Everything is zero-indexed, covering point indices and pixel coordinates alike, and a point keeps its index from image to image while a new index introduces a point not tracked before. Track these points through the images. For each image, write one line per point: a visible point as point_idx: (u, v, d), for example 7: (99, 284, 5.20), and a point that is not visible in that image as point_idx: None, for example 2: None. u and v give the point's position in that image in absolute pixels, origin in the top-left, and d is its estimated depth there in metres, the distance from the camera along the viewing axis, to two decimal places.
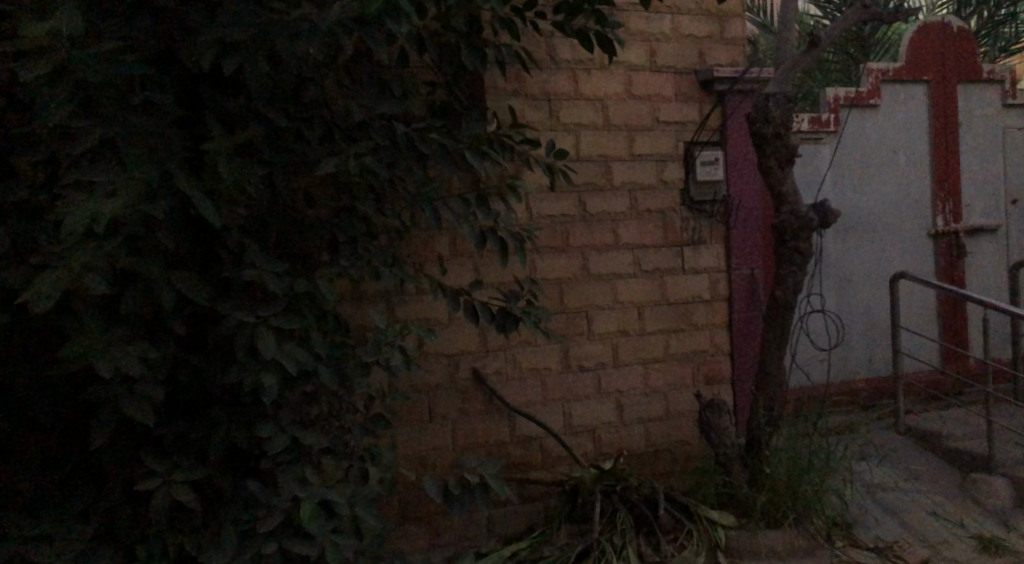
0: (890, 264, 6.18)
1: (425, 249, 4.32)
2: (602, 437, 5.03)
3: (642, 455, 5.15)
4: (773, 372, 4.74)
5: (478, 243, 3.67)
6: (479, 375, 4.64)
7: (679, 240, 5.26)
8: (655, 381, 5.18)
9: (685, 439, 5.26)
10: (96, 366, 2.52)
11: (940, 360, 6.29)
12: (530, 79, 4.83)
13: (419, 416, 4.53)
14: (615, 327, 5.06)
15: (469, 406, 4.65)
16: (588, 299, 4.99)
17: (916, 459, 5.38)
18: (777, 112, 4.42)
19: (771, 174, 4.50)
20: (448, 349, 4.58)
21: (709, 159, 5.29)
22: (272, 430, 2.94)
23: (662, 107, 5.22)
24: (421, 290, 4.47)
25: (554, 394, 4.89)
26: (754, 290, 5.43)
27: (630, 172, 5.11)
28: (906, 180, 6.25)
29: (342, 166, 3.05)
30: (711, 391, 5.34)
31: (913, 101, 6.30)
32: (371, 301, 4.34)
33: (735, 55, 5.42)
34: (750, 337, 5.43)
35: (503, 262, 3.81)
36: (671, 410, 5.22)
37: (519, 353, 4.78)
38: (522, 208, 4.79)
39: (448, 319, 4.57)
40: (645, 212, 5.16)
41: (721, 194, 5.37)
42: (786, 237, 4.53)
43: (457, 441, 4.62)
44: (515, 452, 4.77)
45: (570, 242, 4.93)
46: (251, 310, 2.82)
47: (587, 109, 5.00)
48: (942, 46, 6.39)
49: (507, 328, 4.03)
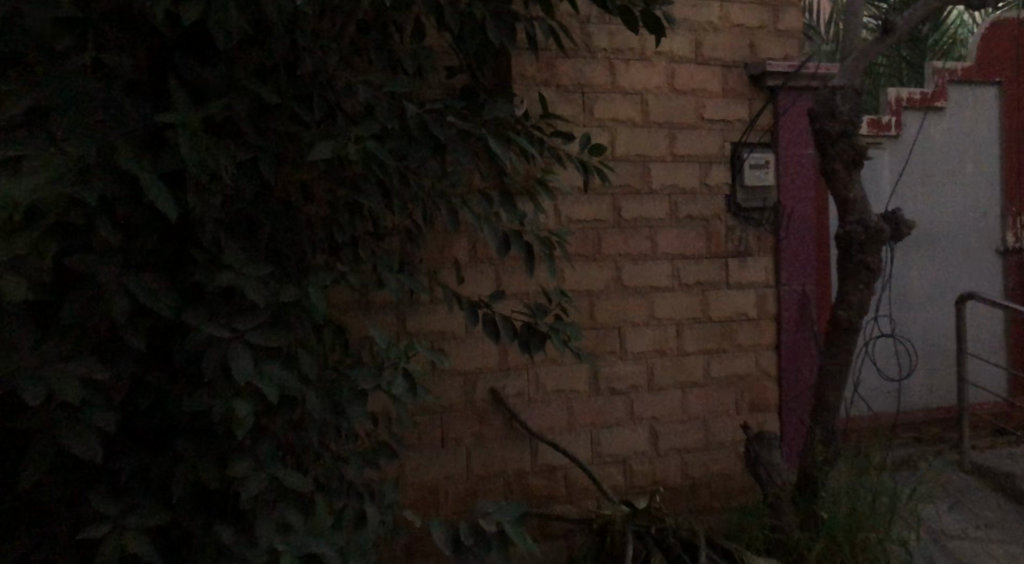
0: (955, 283, 5.61)
1: (441, 253, 3.82)
2: (634, 469, 4.50)
3: (678, 490, 4.61)
4: (831, 402, 4.17)
5: (502, 248, 3.12)
6: (498, 396, 4.12)
7: (723, 251, 4.72)
8: (695, 407, 4.65)
9: (726, 473, 4.72)
10: (20, 388, 2.05)
11: (1006, 389, 5.72)
12: (562, 68, 4.32)
13: (430, 441, 4.02)
14: (651, 347, 4.53)
15: (486, 431, 4.14)
16: (622, 314, 4.46)
17: (988, 503, 4.78)
18: (844, 107, 3.88)
19: (836, 177, 3.96)
20: (463, 367, 4.07)
21: (759, 162, 4.76)
22: (248, 467, 2.40)
23: (707, 103, 4.69)
24: (436, 300, 3.97)
25: (582, 418, 4.37)
26: (806, 309, 4.89)
27: (671, 173, 4.58)
28: (974, 191, 5.67)
29: (341, 150, 2.54)
30: (756, 420, 4.80)
31: (984, 104, 5.74)
32: (379, 312, 3.86)
33: (790, 49, 4.89)
34: (801, 362, 4.87)
35: (531, 269, 3.26)
36: (711, 440, 4.68)
37: (544, 373, 4.26)
38: (551, 211, 4.28)
39: (466, 334, 4.05)
40: (686, 219, 4.63)
41: (771, 201, 4.83)
42: (853, 251, 3.97)
43: (472, 470, 4.10)
44: (537, 484, 4.24)
45: (603, 251, 4.42)
46: (224, 322, 2.31)
47: (624, 103, 4.48)
48: (1016, 46, 5.83)
49: (531, 348, 3.49)
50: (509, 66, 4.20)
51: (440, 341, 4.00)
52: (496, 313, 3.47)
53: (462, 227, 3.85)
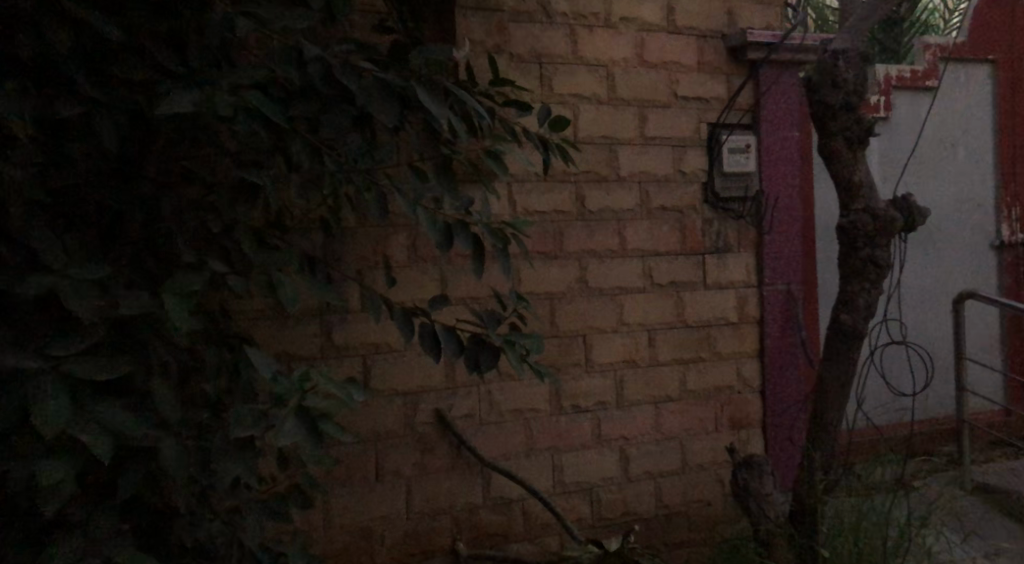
0: (948, 280, 5.08)
1: (373, 249, 3.14)
2: (602, 498, 3.86)
3: (652, 522, 3.99)
4: (833, 421, 3.52)
5: (442, 241, 2.38)
6: (443, 418, 3.45)
7: (700, 247, 4.11)
8: (670, 425, 4.03)
9: (705, 500, 4.11)
10: None
11: (1005, 397, 5.20)
12: (515, 33, 3.67)
13: (361, 476, 3.32)
14: (620, 358, 3.90)
15: (430, 461, 3.46)
16: (588, 319, 3.82)
17: (1002, 531, 4.15)
18: (849, 75, 3.29)
19: (838, 159, 3.36)
20: (401, 386, 3.38)
21: (740, 146, 4.16)
22: (76, 548, 1.77)
23: (680, 77, 4.07)
24: (367, 307, 3.29)
25: (542, 442, 3.72)
26: (792, 312, 4.30)
27: (641, 158, 3.96)
28: (967, 180, 5.15)
29: (207, 102, 1.87)
30: (738, 439, 4.20)
31: (977, 83, 5.23)
32: (296, 322, 3.17)
33: (771, 18, 4.31)
34: (786, 372, 4.29)
35: (479, 268, 2.53)
36: (688, 462, 4.07)
37: (497, 391, 3.60)
38: (503, 200, 3.62)
39: (404, 346, 3.37)
40: (659, 210, 4.01)
41: (754, 188, 4.23)
42: (859, 243, 3.36)
43: (412, 509, 3.42)
44: (489, 520, 3.58)
45: (565, 247, 3.77)
46: (35, 346, 1.70)
47: (588, 77, 3.84)
48: (1010, 20, 5.31)
49: (482, 366, 2.77)
50: (453, 29, 3.54)
51: (372, 356, 3.32)
52: (436, 322, 2.76)
53: (398, 219, 3.18)
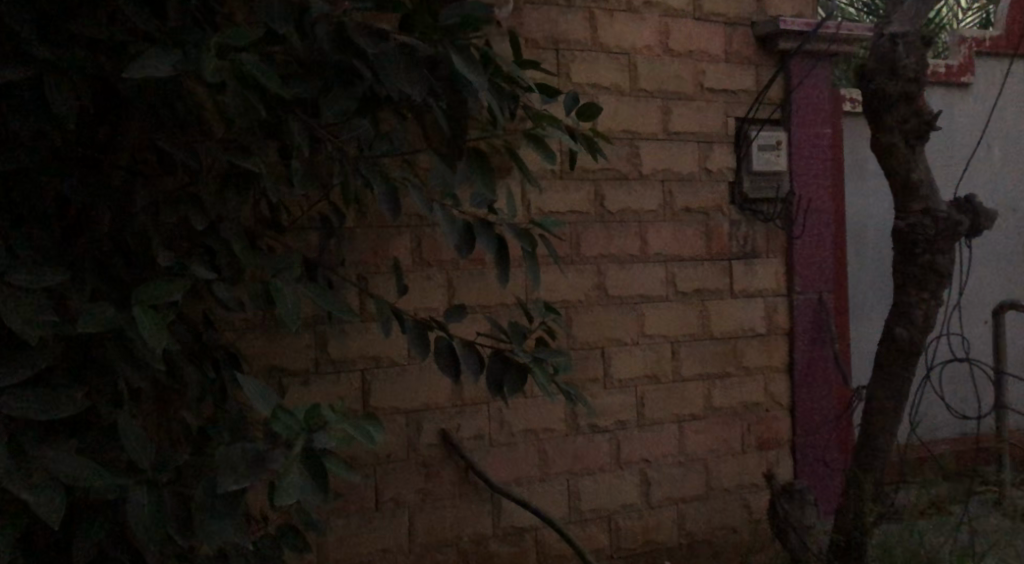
0: (982, 289, 4.76)
1: (375, 252, 2.77)
2: (621, 527, 3.50)
3: (673, 551, 3.63)
4: (884, 444, 3.17)
5: (463, 242, 2.01)
6: (451, 440, 3.08)
7: (726, 251, 3.76)
8: (695, 447, 3.68)
9: (730, 526, 3.77)
10: None
11: None
12: (531, 16, 3.31)
13: (359, 505, 2.93)
14: (642, 372, 3.55)
15: (435, 488, 3.08)
16: (607, 330, 3.47)
17: None
18: (910, 61, 2.96)
19: (895, 154, 3.02)
20: (404, 404, 3.01)
21: (770, 143, 3.81)
22: None
23: (707, 68, 3.73)
24: (368, 316, 2.93)
25: (556, 466, 3.35)
26: (824, 324, 3.97)
27: (665, 155, 3.61)
28: (1003, 183, 4.84)
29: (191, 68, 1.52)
30: (767, 460, 3.85)
31: (1012, 80, 4.92)
32: (288, 334, 2.79)
33: (803, 6, 3.98)
34: (817, 388, 3.95)
35: (505, 275, 2.17)
36: (712, 486, 3.72)
37: (509, 410, 3.24)
38: (517, 200, 3.25)
39: (407, 361, 3.00)
40: (683, 212, 3.66)
41: (784, 190, 3.89)
42: (917, 249, 3.03)
43: (416, 541, 3.04)
44: (499, 552, 3.21)
45: (583, 251, 3.41)
46: None
47: (609, 66, 3.49)
48: None
49: (504, 385, 2.39)
50: None
51: (372, 371, 2.94)
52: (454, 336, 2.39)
53: (405, 218, 2.82)
